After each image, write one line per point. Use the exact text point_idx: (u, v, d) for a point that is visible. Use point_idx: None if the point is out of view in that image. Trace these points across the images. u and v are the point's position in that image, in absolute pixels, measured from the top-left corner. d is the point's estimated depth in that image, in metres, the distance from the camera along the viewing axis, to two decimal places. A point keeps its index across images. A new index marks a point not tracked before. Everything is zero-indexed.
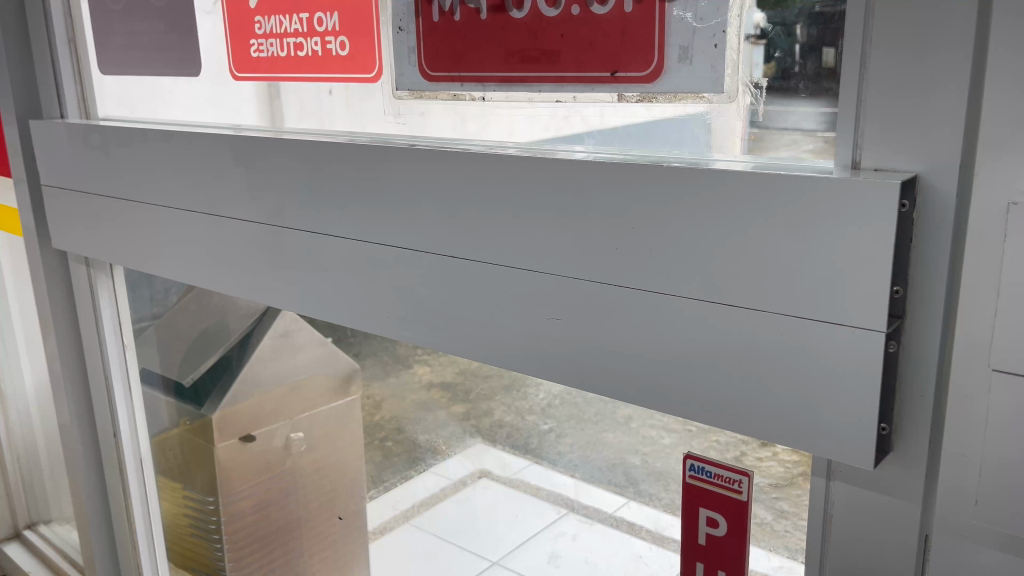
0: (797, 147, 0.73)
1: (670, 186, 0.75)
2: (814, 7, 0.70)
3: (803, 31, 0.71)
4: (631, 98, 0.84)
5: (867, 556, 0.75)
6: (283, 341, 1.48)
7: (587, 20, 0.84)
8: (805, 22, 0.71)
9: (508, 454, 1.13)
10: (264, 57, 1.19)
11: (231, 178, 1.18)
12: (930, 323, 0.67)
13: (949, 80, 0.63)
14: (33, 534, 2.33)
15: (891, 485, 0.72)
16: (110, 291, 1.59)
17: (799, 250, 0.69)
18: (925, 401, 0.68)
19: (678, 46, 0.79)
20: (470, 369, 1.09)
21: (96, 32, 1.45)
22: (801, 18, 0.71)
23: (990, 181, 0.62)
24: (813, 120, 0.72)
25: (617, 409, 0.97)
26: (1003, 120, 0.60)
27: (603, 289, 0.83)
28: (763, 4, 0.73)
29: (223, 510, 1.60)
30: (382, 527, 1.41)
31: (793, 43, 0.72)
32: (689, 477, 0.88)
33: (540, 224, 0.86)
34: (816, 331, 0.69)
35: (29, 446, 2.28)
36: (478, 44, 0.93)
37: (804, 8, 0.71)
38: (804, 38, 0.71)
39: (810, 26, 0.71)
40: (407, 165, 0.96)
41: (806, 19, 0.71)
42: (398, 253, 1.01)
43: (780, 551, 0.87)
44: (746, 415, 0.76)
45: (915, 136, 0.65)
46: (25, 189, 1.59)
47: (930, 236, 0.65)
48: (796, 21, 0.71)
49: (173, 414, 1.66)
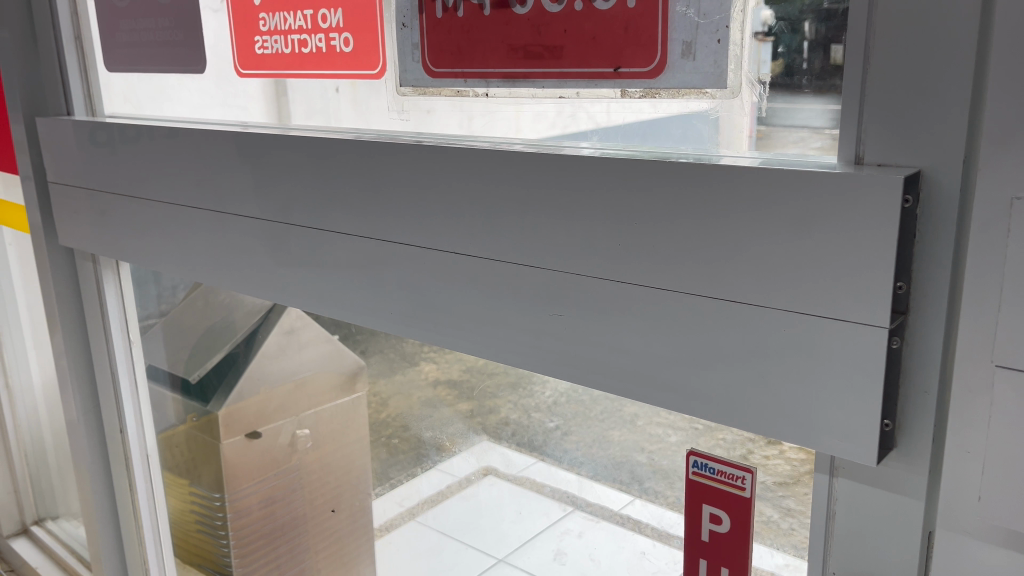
0: (805, 144, 0.73)
1: (672, 182, 0.75)
2: (823, 4, 0.70)
3: (810, 27, 0.71)
4: (634, 94, 0.84)
5: (870, 553, 0.74)
6: (288, 338, 1.46)
7: (590, 15, 0.84)
8: (813, 19, 0.70)
9: (514, 451, 1.12)
10: (268, 54, 1.19)
11: (236, 175, 1.19)
12: (935, 318, 0.66)
13: (952, 74, 0.62)
14: (39, 530, 2.35)
15: (894, 483, 0.71)
16: (117, 288, 1.63)
17: (800, 246, 0.69)
18: (929, 398, 0.68)
19: (680, 42, 0.79)
20: (476, 365, 1.11)
21: (101, 29, 1.46)
22: (809, 14, 0.70)
23: (994, 175, 0.61)
24: (821, 117, 0.72)
25: (622, 407, 0.96)
26: (1008, 114, 0.60)
27: (606, 285, 0.83)
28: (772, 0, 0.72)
29: (229, 505, 1.63)
30: (389, 524, 1.40)
31: (800, 39, 0.72)
32: (693, 474, 0.89)
33: (542, 220, 0.86)
34: (818, 326, 0.69)
35: (36, 442, 2.30)
36: (481, 40, 0.93)
37: (810, 4, 0.70)
38: (812, 35, 0.71)
39: (819, 22, 0.70)
40: (410, 161, 0.96)
41: (813, 15, 0.70)
42: (402, 249, 1.01)
43: (786, 549, 0.85)
44: (749, 411, 0.76)
45: (918, 132, 0.65)
46: (32, 186, 1.60)
47: (933, 232, 0.65)
48: (805, 17, 0.71)
49: (181, 410, 1.65)
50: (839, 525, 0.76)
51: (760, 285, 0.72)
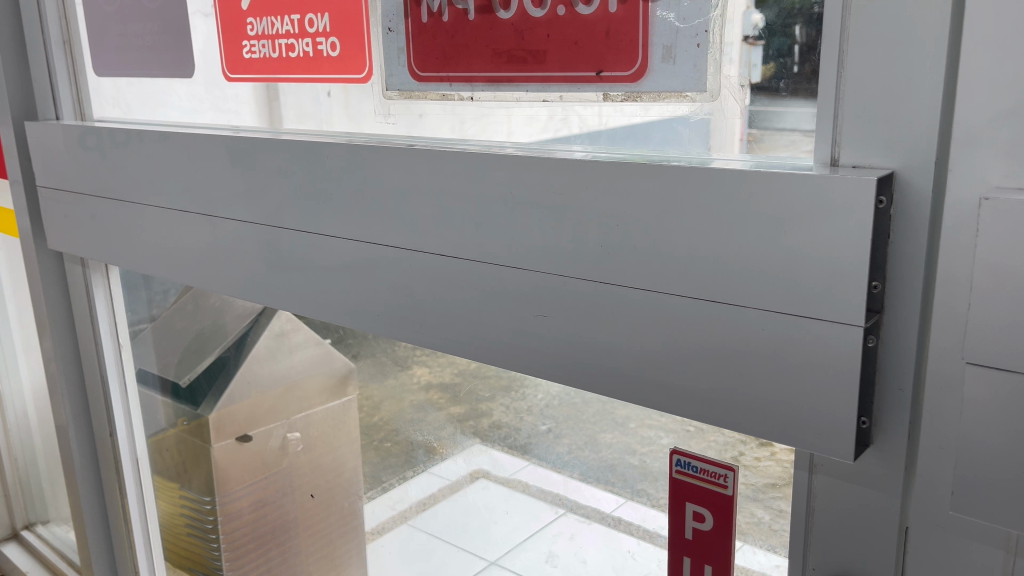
0: (796, 147, 0.74)
1: (653, 184, 0.76)
2: (812, 8, 0.70)
3: (802, 31, 0.71)
4: (616, 97, 0.85)
5: (850, 547, 0.77)
6: (279, 341, 1.45)
7: (573, 19, 0.85)
8: (804, 23, 0.71)
9: (504, 454, 1.13)
10: (257, 58, 1.20)
11: (224, 179, 1.19)
12: (908, 317, 0.68)
13: (924, 75, 0.63)
14: (31, 534, 2.36)
15: (873, 479, 0.73)
16: (106, 293, 1.64)
17: (777, 247, 0.70)
18: (903, 395, 0.70)
19: (661, 46, 0.80)
20: (468, 368, 1.11)
21: (89, 34, 1.47)
22: (800, 18, 0.71)
23: (963, 175, 0.63)
24: (811, 121, 0.73)
25: (615, 409, 0.96)
26: (976, 114, 0.61)
27: (589, 285, 0.84)
28: (761, 3, 0.73)
29: (220, 508, 1.63)
30: (381, 527, 1.40)
31: (791, 43, 0.72)
32: (677, 472, 0.91)
33: (527, 222, 0.87)
34: (796, 324, 0.70)
35: (25, 449, 2.30)
36: (466, 44, 0.95)
37: (802, 7, 0.71)
38: (803, 38, 0.71)
39: (808, 26, 0.71)
40: (396, 164, 0.97)
41: (805, 19, 0.71)
42: (389, 252, 1.02)
43: (781, 551, 0.87)
44: (729, 409, 0.77)
45: (892, 136, 0.66)
46: (20, 190, 1.61)
47: (908, 232, 0.67)
48: (795, 21, 0.71)
49: (171, 414, 1.65)
50: (818, 521, 0.79)
51: (739, 286, 0.73)
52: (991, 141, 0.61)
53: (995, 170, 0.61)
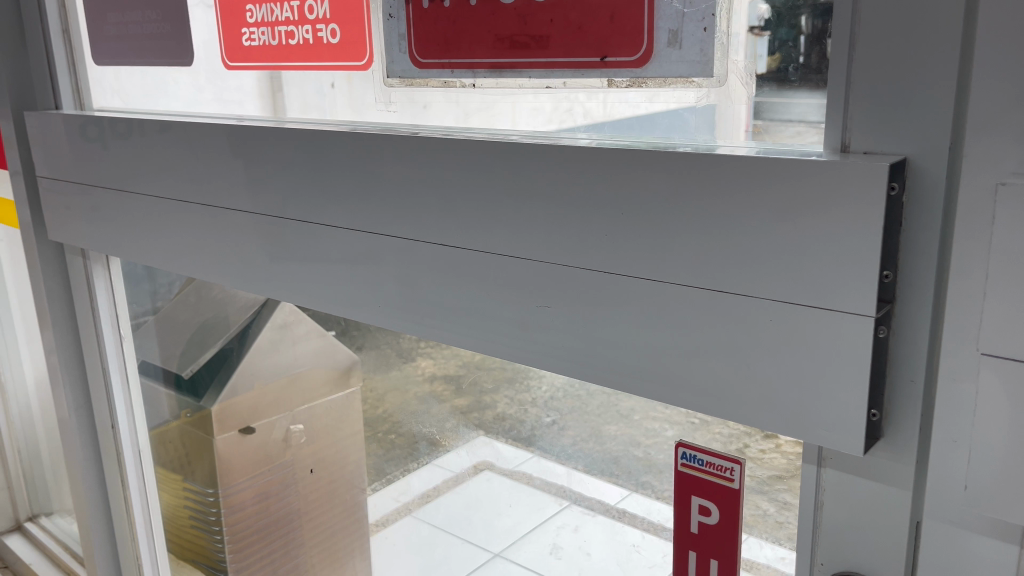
0: (802, 137, 0.73)
1: (659, 171, 0.75)
2: None
3: (808, 22, 0.70)
4: (620, 83, 0.84)
5: (859, 540, 0.76)
6: (281, 332, 1.44)
7: (576, 3, 0.83)
8: (811, 14, 0.69)
9: (507, 446, 1.12)
10: (256, 45, 1.18)
11: (225, 168, 1.18)
12: (919, 307, 0.67)
13: (939, 58, 0.62)
14: (34, 526, 2.37)
15: (884, 472, 0.72)
16: (107, 286, 1.63)
17: (787, 237, 0.68)
18: (915, 386, 0.68)
19: (667, 30, 0.78)
20: (472, 360, 1.10)
21: (88, 23, 1.45)
22: (806, 8, 0.69)
23: (978, 161, 0.61)
24: (817, 112, 0.71)
25: (620, 401, 0.95)
26: (992, 97, 0.60)
27: (594, 275, 0.83)
28: None
29: (223, 501, 1.59)
30: (383, 520, 1.39)
31: (796, 33, 0.71)
32: (681, 465, 0.90)
33: (531, 211, 0.86)
34: (805, 314, 0.69)
35: (29, 441, 2.30)
36: (467, 29, 0.93)
37: None
38: (809, 29, 0.70)
39: (815, 17, 0.69)
40: (399, 152, 0.96)
41: (811, 9, 0.69)
42: (391, 243, 1.01)
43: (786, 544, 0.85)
44: (736, 402, 0.76)
45: (906, 122, 0.64)
46: (22, 181, 1.60)
47: (919, 220, 0.65)
48: (801, 11, 0.70)
49: (174, 407, 1.64)
50: (827, 514, 0.77)
51: (748, 275, 0.71)
52: (1007, 126, 0.59)
53: (1011, 155, 0.59)
